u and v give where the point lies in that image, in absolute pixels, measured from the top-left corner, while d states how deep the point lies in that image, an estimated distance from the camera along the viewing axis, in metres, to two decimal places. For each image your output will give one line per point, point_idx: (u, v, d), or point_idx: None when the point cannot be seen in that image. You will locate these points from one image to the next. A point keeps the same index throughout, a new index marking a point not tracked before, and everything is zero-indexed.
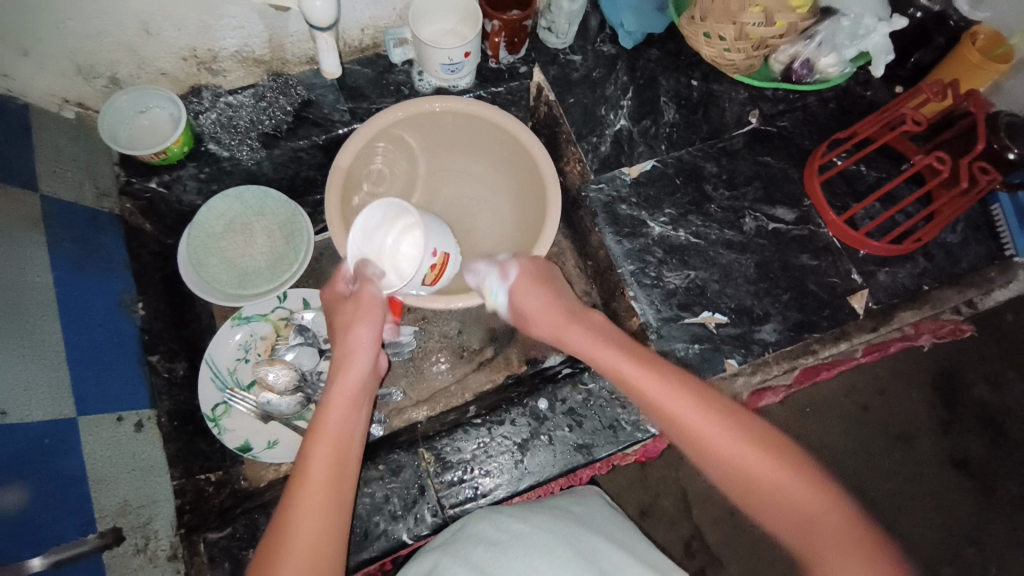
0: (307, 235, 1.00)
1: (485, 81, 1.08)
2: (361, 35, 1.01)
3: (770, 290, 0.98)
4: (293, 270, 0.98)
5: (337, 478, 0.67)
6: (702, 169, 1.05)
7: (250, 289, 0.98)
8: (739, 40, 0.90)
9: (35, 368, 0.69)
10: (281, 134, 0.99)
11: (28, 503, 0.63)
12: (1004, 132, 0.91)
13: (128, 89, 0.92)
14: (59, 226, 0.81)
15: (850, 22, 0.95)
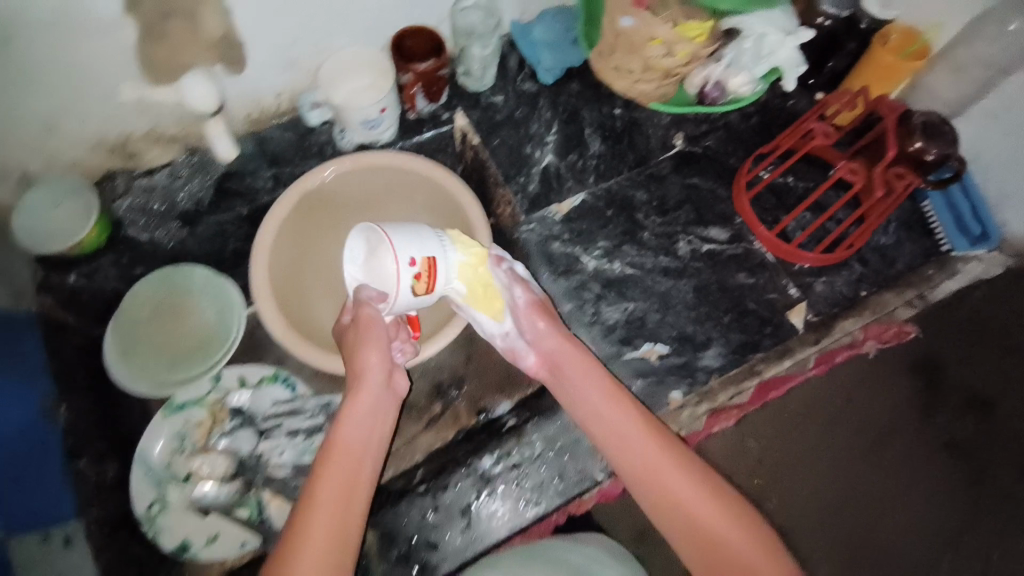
0: (238, 311, 0.98)
1: (408, 132, 1.06)
2: (274, 100, 0.97)
3: (711, 314, 0.97)
4: (225, 349, 0.97)
5: (343, 509, 0.67)
6: (632, 199, 1.05)
7: (184, 373, 0.96)
8: (647, 71, 0.89)
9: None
10: (203, 210, 0.96)
11: None
12: (919, 133, 0.84)
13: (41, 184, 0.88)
14: None
15: (753, 43, 0.94)
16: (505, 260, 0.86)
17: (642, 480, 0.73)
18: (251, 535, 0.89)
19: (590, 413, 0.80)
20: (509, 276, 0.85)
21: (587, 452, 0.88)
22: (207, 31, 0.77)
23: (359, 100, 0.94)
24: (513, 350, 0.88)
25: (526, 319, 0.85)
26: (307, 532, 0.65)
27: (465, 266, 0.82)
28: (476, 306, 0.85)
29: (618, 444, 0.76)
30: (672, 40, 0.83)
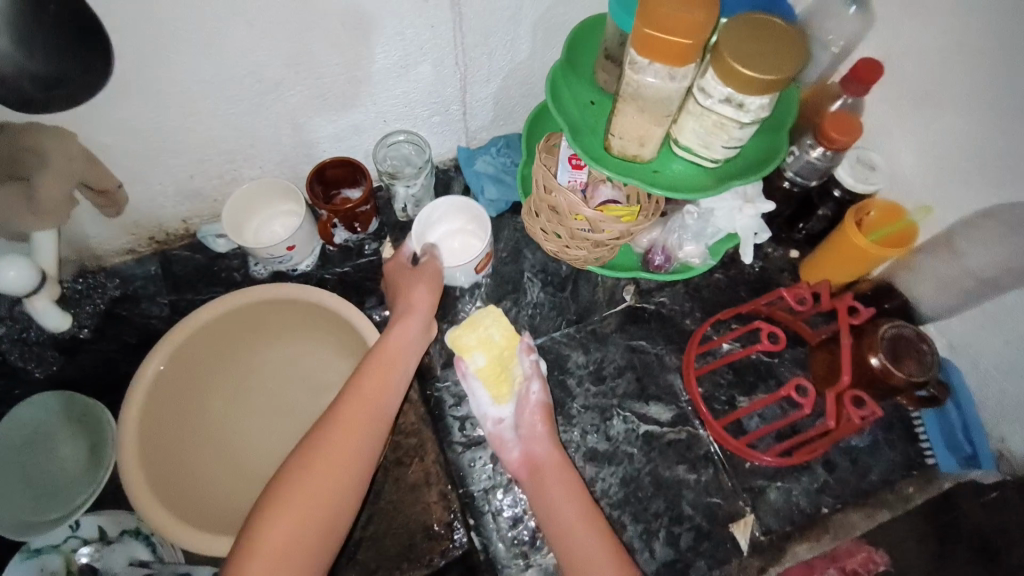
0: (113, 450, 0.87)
1: (328, 262, 0.99)
2: (167, 228, 0.93)
3: (640, 516, 0.83)
4: (90, 492, 0.87)
5: (355, 449, 0.68)
6: (566, 360, 0.93)
7: (44, 516, 0.85)
8: (575, 239, 0.82)
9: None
10: (87, 336, 0.92)
11: None
12: (873, 336, 0.75)
13: None
14: None
15: (694, 218, 0.85)
16: (528, 354, 0.87)
17: (568, 541, 0.70)
18: None
19: (562, 522, 0.72)
20: (527, 369, 0.85)
21: None
22: (50, 196, 0.73)
23: (271, 224, 0.92)
24: (500, 440, 0.83)
25: (530, 417, 0.81)
26: (314, 467, 0.66)
27: (493, 344, 0.88)
28: (485, 382, 0.87)
29: (555, 506, 0.73)
30: (596, 219, 0.77)
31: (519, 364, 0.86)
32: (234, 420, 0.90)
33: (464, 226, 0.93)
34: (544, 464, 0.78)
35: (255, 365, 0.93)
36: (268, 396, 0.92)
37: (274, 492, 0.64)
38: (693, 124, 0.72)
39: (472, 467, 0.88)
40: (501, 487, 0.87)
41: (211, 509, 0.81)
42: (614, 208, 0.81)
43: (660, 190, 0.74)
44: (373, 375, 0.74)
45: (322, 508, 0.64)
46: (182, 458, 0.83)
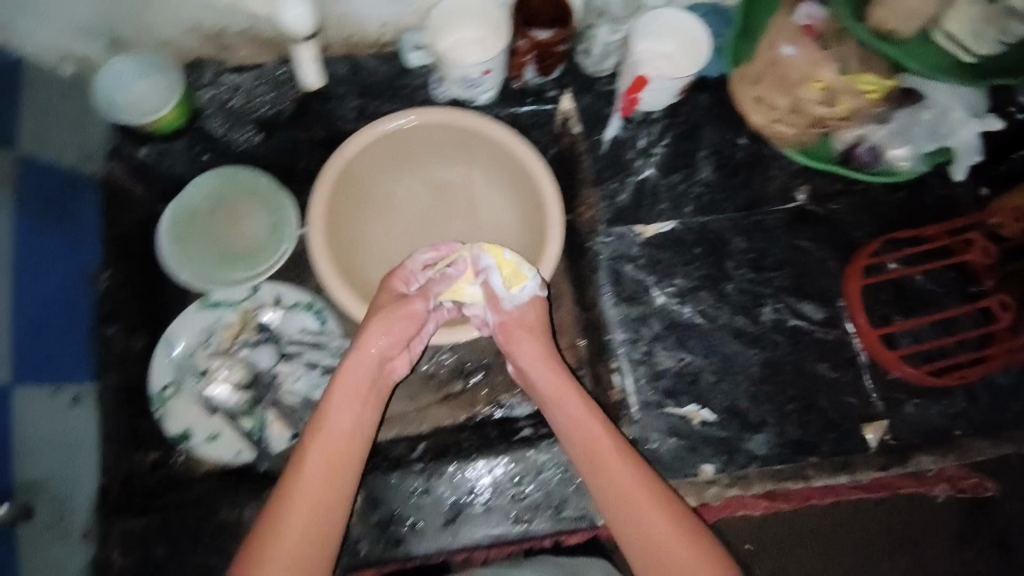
0: (292, 230, 0.96)
1: (509, 99, 0.98)
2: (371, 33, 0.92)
3: (772, 396, 0.86)
4: (271, 263, 0.95)
5: (334, 462, 0.68)
6: (728, 243, 0.92)
7: (228, 274, 0.95)
8: (793, 113, 0.83)
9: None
10: (281, 120, 0.94)
11: None
12: None
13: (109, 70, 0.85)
14: (30, 193, 0.77)
15: (930, 117, 0.83)
16: (483, 271, 0.78)
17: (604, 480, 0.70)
18: (248, 447, 0.89)
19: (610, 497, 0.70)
20: (484, 289, 0.78)
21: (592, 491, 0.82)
22: None
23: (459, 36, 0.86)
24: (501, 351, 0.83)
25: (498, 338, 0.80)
26: (294, 493, 0.66)
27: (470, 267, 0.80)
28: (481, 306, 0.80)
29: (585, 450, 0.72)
30: (838, 89, 0.80)
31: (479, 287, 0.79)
32: (393, 230, 0.95)
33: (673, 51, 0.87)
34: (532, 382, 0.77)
35: (416, 185, 0.96)
36: (442, 229, 0.96)
37: (253, 542, 0.63)
38: (973, 10, 0.70)
39: (618, 322, 0.90)
40: (656, 346, 0.88)
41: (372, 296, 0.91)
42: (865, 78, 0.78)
43: (923, 69, 0.70)
44: (347, 391, 0.73)
45: (336, 474, 0.68)
46: (351, 243, 0.92)
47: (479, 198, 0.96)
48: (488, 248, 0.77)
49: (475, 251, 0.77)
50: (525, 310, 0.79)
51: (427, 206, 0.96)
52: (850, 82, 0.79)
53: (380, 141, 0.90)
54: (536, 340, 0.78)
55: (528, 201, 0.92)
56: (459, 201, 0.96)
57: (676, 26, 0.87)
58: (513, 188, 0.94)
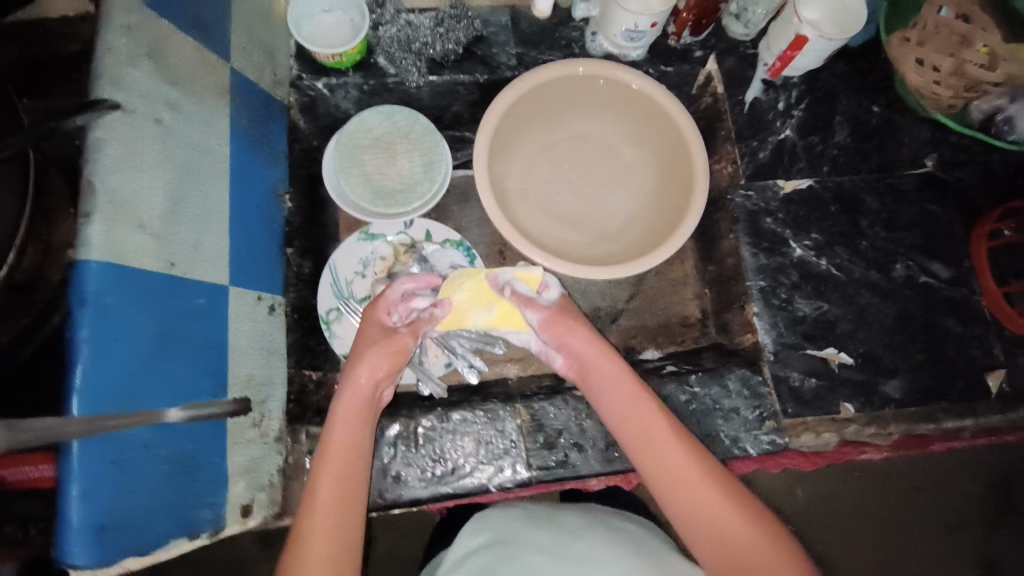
0: (446, 169, 1.00)
1: (657, 57, 1.04)
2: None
3: (905, 345, 0.92)
4: (425, 200, 0.99)
5: (346, 474, 0.67)
6: (861, 203, 0.98)
7: (382, 209, 0.97)
8: (953, 75, 0.86)
9: (120, 230, 0.58)
10: (447, 64, 0.98)
11: (139, 359, 0.59)
12: None
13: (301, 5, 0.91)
14: (241, 102, 0.80)
15: None
16: (505, 280, 0.85)
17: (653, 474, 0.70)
18: (407, 370, 0.94)
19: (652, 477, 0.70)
20: (513, 298, 0.84)
21: (741, 422, 0.87)
22: None
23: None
24: (545, 353, 0.86)
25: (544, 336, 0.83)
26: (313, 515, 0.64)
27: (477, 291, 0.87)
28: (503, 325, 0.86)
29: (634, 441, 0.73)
30: (1002, 55, 0.83)
31: (505, 298, 0.85)
32: (538, 172, 1.01)
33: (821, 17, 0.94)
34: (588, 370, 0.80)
35: (563, 133, 1.02)
36: (583, 177, 1.02)
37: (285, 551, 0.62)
38: None
39: (754, 268, 0.95)
40: (801, 292, 0.93)
41: (521, 227, 0.97)
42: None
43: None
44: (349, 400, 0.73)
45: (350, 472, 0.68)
46: (501, 178, 0.98)
47: (621, 152, 1.02)
48: (498, 268, 0.86)
49: (487, 275, 0.86)
50: (553, 307, 0.85)
51: (576, 155, 1.02)
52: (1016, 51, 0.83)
53: (552, 82, 0.96)
54: (580, 326, 0.82)
55: (673, 167, 0.97)
56: (607, 154, 1.02)
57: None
58: (660, 153, 0.99)
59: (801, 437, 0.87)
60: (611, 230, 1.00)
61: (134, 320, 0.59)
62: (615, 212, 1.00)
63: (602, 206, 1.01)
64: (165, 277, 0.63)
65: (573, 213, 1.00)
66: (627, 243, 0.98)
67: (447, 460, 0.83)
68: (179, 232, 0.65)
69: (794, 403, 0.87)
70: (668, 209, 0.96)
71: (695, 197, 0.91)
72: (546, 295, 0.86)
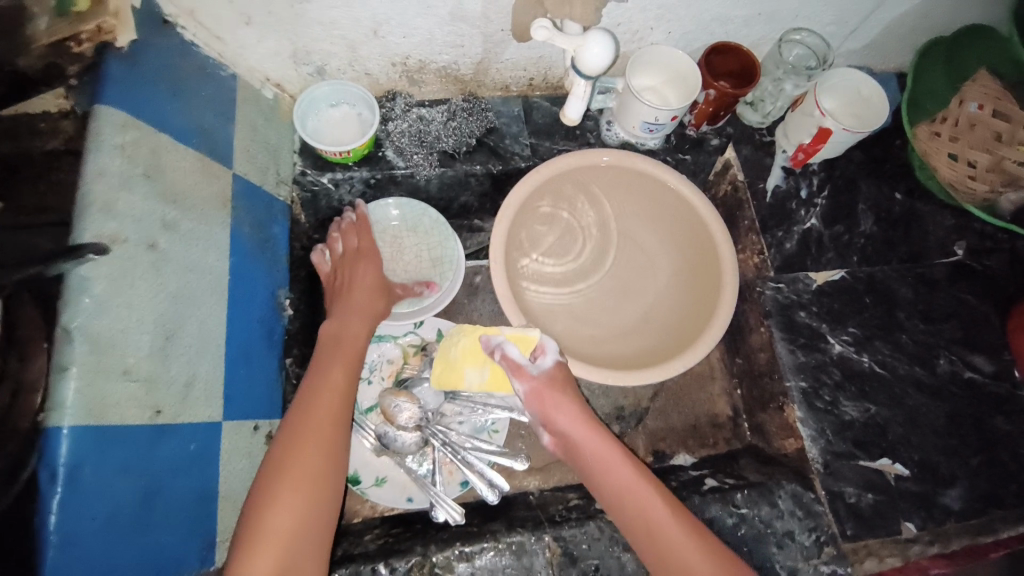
0: (459, 263, 0.93)
1: (675, 147, 1.02)
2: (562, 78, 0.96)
3: (959, 449, 0.85)
4: (438, 297, 0.90)
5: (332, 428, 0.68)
6: (896, 294, 0.93)
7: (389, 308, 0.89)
8: (990, 170, 0.89)
9: (101, 382, 0.51)
10: (459, 155, 0.94)
11: (111, 536, 0.51)
12: None
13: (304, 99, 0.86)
14: (245, 208, 0.74)
15: None
16: (496, 342, 0.82)
17: (621, 504, 0.73)
18: (418, 492, 0.84)
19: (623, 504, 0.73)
20: (503, 363, 0.81)
21: (799, 549, 0.78)
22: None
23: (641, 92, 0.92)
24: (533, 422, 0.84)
25: (531, 406, 0.81)
26: (298, 459, 0.64)
27: (467, 351, 0.84)
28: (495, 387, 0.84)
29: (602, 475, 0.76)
30: None
31: (496, 362, 0.82)
32: (553, 269, 0.95)
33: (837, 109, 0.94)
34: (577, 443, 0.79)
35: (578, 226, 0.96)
36: (601, 271, 0.96)
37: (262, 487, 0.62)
38: None
39: (791, 367, 0.89)
40: (845, 394, 0.87)
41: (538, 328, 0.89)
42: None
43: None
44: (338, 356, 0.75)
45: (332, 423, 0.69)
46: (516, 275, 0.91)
47: (643, 247, 0.97)
48: (489, 331, 0.82)
49: (481, 337, 0.82)
50: (547, 372, 0.81)
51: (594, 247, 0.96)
52: None
53: (579, 168, 0.92)
54: (571, 401, 0.81)
55: (696, 297, 0.91)
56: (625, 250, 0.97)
57: (852, 84, 0.93)
58: (689, 275, 0.93)
59: (863, 563, 0.79)
60: (615, 329, 0.93)
61: (112, 486, 0.51)
62: (639, 311, 0.94)
63: (624, 303, 0.94)
64: (150, 427, 0.55)
65: (578, 310, 0.94)
66: (632, 347, 0.91)
67: None
68: (167, 372, 0.58)
69: (853, 523, 0.79)
70: (677, 335, 0.89)
71: (709, 331, 0.85)
72: (541, 364, 0.82)
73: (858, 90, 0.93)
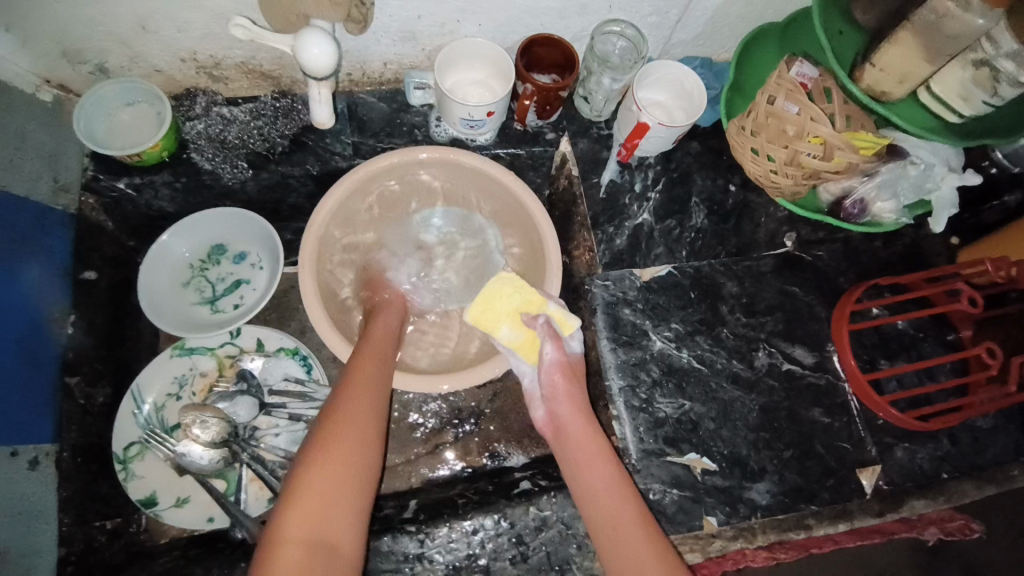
0: (276, 248, 0.92)
1: (507, 141, 0.99)
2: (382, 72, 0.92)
3: (771, 442, 0.86)
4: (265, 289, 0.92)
5: (370, 408, 0.71)
6: (721, 288, 0.93)
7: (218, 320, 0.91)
8: (789, 164, 0.86)
9: None
10: (273, 156, 0.90)
11: None
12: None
13: (85, 101, 0.81)
14: (2, 222, 0.72)
15: (918, 172, 0.86)
16: (539, 314, 0.82)
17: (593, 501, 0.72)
18: (220, 511, 0.83)
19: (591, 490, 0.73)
20: (542, 330, 0.82)
21: None
22: None
23: (463, 93, 0.90)
24: (531, 396, 0.84)
25: (547, 378, 0.81)
26: (303, 493, 0.63)
27: (517, 297, 0.82)
28: (518, 350, 0.83)
29: (582, 471, 0.74)
30: (836, 145, 0.81)
31: (534, 328, 0.82)
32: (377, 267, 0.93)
33: (661, 104, 0.94)
34: (564, 425, 0.79)
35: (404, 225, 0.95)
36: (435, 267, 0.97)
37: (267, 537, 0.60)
38: (959, 75, 0.76)
39: (615, 367, 0.88)
40: (660, 391, 0.87)
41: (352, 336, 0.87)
42: (861, 136, 0.80)
43: (910, 127, 0.77)
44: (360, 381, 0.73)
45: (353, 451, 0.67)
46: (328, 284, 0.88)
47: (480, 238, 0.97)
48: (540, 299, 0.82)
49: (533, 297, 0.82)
50: (574, 359, 0.83)
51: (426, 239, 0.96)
52: (851, 140, 0.80)
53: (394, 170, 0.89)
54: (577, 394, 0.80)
55: None
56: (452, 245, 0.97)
57: (675, 78, 0.92)
58: (523, 271, 0.93)
59: None
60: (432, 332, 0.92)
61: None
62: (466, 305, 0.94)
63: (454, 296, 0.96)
64: None
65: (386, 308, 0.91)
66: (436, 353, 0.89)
67: None
68: None
69: (657, 520, 0.81)
70: None
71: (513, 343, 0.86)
72: (569, 345, 0.84)
73: (674, 83, 0.93)
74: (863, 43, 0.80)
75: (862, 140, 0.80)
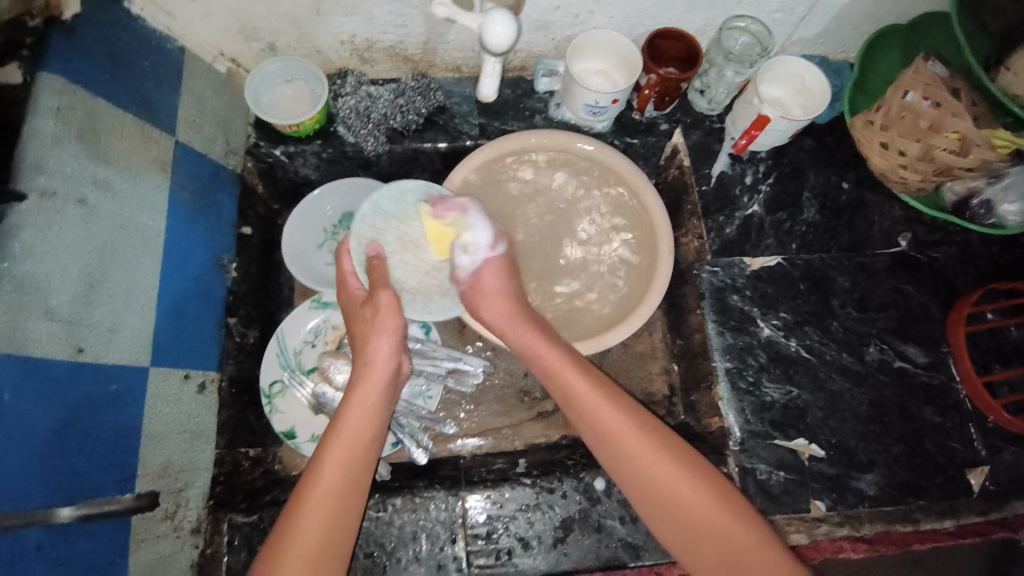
0: None
1: (623, 130, 1.04)
2: (512, 60, 0.99)
3: (879, 436, 0.86)
4: None
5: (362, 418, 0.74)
6: (832, 281, 0.94)
7: None
8: (921, 159, 0.88)
9: (21, 320, 0.58)
10: (408, 133, 0.97)
11: (35, 455, 0.58)
12: None
13: (254, 77, 0.90)
14: (184, 174, 0.81)
15: None
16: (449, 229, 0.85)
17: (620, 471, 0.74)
18: None
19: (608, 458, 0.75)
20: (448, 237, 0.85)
21: None
22: None
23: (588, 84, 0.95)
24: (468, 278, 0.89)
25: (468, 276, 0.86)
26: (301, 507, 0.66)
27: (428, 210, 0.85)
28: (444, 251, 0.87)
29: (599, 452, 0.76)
30: (973, 141, 0.83)
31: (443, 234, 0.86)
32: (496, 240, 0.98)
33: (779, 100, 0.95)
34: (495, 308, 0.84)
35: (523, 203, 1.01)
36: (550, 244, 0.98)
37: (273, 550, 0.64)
38: None
39: (723, 349, 0.90)
40: (768, 376, 0.89)
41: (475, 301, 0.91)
42: (1000, 134, 0.82)
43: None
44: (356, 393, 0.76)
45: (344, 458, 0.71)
46: None
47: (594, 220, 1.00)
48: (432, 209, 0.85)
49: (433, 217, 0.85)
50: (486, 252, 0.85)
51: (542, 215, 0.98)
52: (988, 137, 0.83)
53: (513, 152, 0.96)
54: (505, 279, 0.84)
55: (639, 273, 0.95)
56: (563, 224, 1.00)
57: (797, 73, 0.94)
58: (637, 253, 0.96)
59: None
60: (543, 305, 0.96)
61: (32, 412, 0.58)
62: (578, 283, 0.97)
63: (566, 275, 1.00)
64: (72, 363, 0.62)
65: None
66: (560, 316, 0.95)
67: (377, 554, 0.77)
68: (93, 318, 0.65)
69: (762, 499, 0.83)
70: (617, 314, 0.94)
71: (627, 320, 0.90)
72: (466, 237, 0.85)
73: (794, 79, 0.94)
74: (995, 47, 0.80)
75: (1000, 137, 0.82)
